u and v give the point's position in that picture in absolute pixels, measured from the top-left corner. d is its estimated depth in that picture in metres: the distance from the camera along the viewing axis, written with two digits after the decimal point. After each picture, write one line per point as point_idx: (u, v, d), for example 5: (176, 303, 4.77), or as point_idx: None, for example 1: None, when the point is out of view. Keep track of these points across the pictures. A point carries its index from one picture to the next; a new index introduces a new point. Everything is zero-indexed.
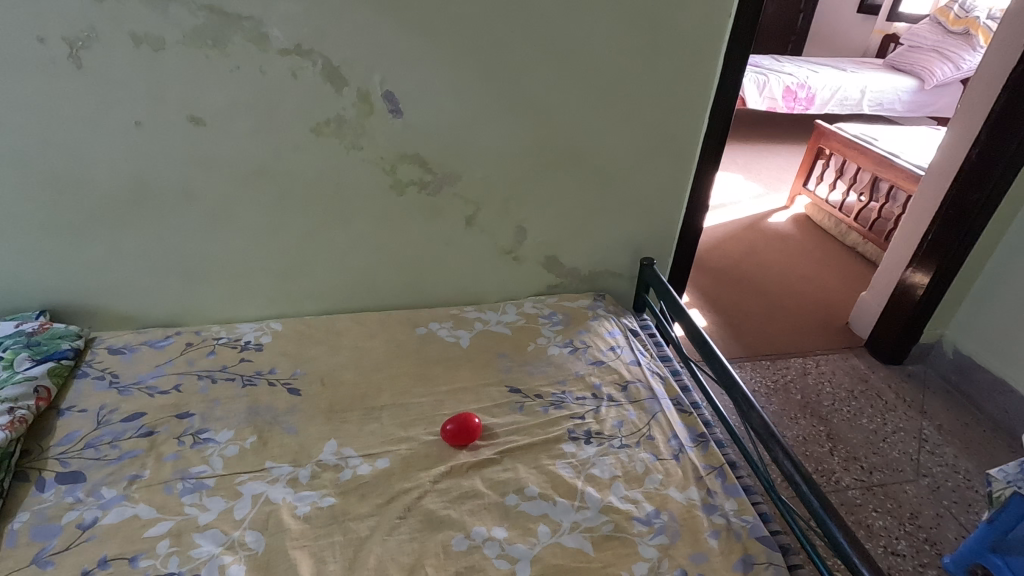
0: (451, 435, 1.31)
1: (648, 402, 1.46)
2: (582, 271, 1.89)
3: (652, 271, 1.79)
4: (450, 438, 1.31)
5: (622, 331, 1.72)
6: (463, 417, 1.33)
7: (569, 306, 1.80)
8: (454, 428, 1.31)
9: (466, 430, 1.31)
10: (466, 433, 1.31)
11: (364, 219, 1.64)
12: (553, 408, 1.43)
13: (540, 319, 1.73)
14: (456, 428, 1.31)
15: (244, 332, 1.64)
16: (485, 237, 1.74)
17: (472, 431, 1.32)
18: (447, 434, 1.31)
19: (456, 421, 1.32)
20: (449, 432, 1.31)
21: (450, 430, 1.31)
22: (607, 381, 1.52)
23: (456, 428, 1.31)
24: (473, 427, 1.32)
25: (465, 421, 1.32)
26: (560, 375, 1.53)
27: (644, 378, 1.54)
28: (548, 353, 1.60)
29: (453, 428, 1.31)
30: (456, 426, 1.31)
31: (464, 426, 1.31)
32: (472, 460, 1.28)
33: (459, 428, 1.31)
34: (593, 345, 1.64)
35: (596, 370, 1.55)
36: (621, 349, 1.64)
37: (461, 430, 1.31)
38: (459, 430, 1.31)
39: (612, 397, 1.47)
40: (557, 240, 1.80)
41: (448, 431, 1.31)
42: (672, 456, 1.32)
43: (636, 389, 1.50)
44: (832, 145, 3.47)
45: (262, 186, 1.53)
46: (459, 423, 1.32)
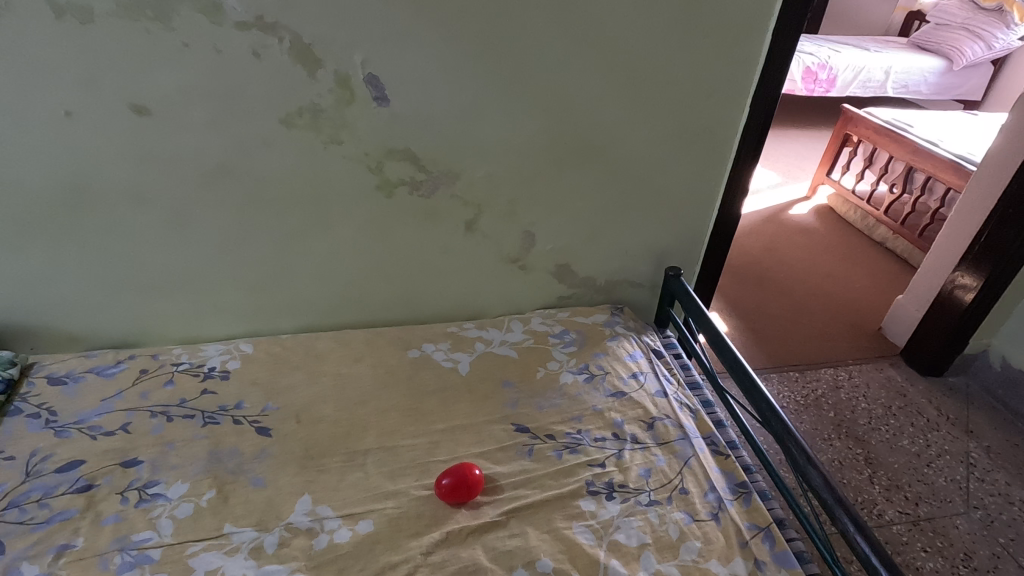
0: (446, 492, 1.09)
1: (679, 445, 1.25)
2: (599, 280, 1.66)
3: (679, 282, 1.55)
4: (443, 494, 1.10)
5: (645, 353, 1.50)
6: (463, 470, 1.11)
7: (583, 322, 1.57)
8: (450, 485, 1.09)
9: (465, 488, 1.10)
10: (465, 492, 1.09)
11: (346, 224, 1.40)
12: (568, 453, 1.21)
13: (551, 338, 1.51)
14: (454, 484, 1.09)
15: (209, 356, 1.41)
16: (488, 244, 1.51)
17: (473, 490, 1.10)
18: (441, 491, 1.10)
19: (454, 475, 1.10)
20: (443, 488, 1.10)
21: (445, 486, 1.09)
22: (630, 418, 1.30)
23: (452, 485, 1.09)
24: (475, 484, 1.11)
25: (466, 478, 1.10)
26: (574, 410, 1.31)
27: (673, 414, 1.32)
28: (559, 382, 1.38)
29: (449, 484, 1.09)
30: (453, 481, 1.10)
31: (463, 483, 1.10)
32: (474, 524, 1.06)
33: (456, 484, 1.09)
34: (611, 371, 1.42)
35: (617, 404, 1.33)
36: (645, 376, 1.42)
37: (459, 487, 1.09)
38: (457, 488, 1.09)
39: (636, 438, 1.25)
40: (570, 247, 1.57)
41: (443, 487, 1.10)
42: (711, 516, 1.11)
43: (664, 427, 1.28)
44: (860, 131, 3.21)
45: (226, 187, 1.29)
46: (458, 478, 1.10)
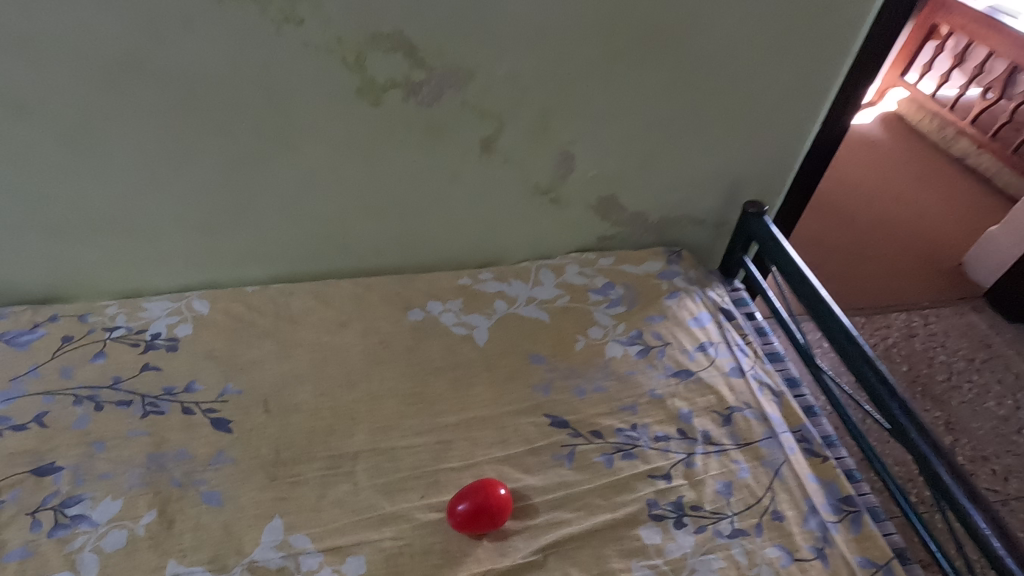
0: (461, 522, 0.81)
1: (766, 448, 0.95)
2: (651, 218, 1.29)
3: (764, 224, 1.18)
4: (457, 524, 0.82)
5: (714, 315, 1.17)
6: (484, 489, 0.82)
7: (631, 273, 1.23)
8: (467, 512, 0.81)
9: (488, 515, 0.81)
10: (489, 522, 0.81)
11: (319, 144, 1.03)
12: (621, 459, 0.92)
13: (592, 295, 1.18)
14: (472, 511, 0.81)
15: (153, 318, 1.09)
16: (510, 171, 1.14)
17: (499, 518, 0.82)
18: (454, 519, 0.82)
19: (474, 498, 0.82)
20: (458, 515, 0.81)
21: (461, 512, 0.81)
22: (700, 409, 1.00)
23: (470, 513, 0.81)
24: (501, 508, 0.82)
25: (489, 501, 0.81)
26: (626, 398, 1.01)
27: (754, 403, 1.02)
28: (604, 357, 1.07)
29: (466, 511, 0.81)
30: (472, 507, 0.81)
31: (486, 510, 0.81)
32: (502, 566, 0.80)
33: (475, 513, 0.81)
34: (672, 342, 1.10)
35: (681, 388, 1.02)
36: (715, 348, 1.10)
37: (479, 516, 0.81)
38: (476, 517, 0.81)
39: (709, 438, 0.96)
40: (617, 174, 1.20)
41: (456, 514, 0.82)
42: (815, 553, 0.83)
43: (744, 421, 0.98)
44: (953, 22, 2.61)
45: (143, 89, 0.91)
46: (478, 503, 0.81)
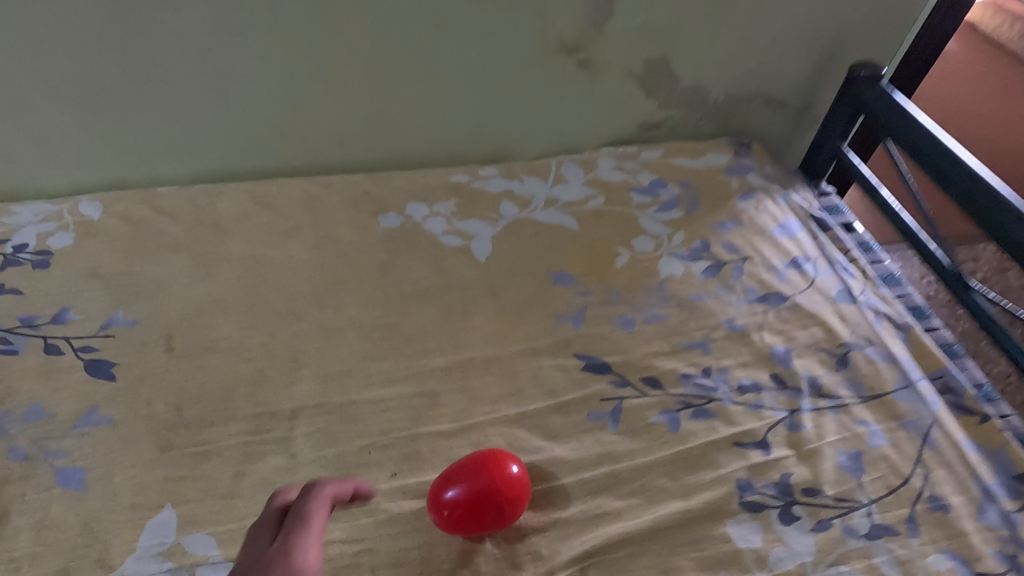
0: (450, 516, 0.51)
1: (905, 403, 0.64)
2: (712, 96, 0.95)
3: (880, 89, 0.82)
4: (444, 519, 0.51)
5: (806, 222, 0.84)
6: (492, 464, 0.52)
7: (688, 168, 0.90)
8: (462, 500, 0.51)
9: (496, 507, 0.51)
10: (495, 518, 0.51)
11: None
12: (691, 419, 0.62)
13: (636, 196, 0.86)
14: (471, 500, 0.51)
15: (20, 224, 0.77)
16: (520, 11, 0.81)
17: (512, 513, 0.51)
18: (440, 511, 0.51)
19: (474, 478, 0.51)
20: (447, 505, 0.51)
21: (452, 501, 0.51)
22: (801, 347, 0.68)
23: (468, 503, 0.51)
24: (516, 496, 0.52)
25: (497, 484, 0.51)
26: (693, 331, 0.70)
27: (875, 338, 0.70)
28: (658, 277, 0.75)
29: (461, 499, 0.51)
30: (470, 494, 0.51)
31: (492, 499, 0.51)
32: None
33: (475, 502, 0.51)
34: (751, 256, 0.78)
35: (770, 318, 0.71)
36: (812, 264, 0.78)
37: (481, 508, 0.51)
38: (477, 509, 0.51)
39: (819, 388, 0.65)
40: (672, 25, 0.85)
41: (443, 504, 0.51)
42: (1005, 564, 0.53)
43: (865, 364, 0.67)
44: None
45: None
46: (481, 488, 0.51)
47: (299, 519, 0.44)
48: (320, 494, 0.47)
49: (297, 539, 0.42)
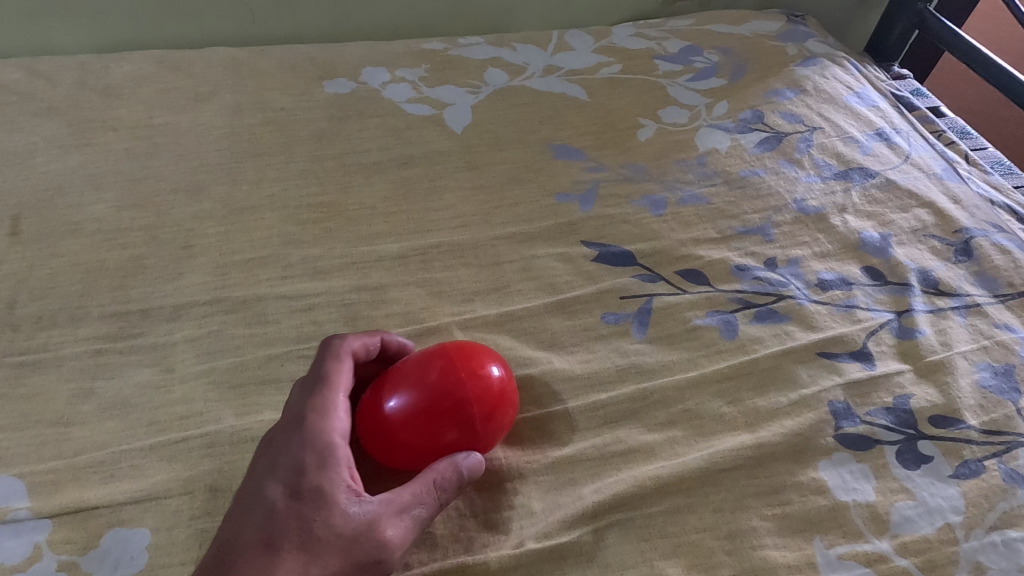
0: (384, 444, 0.32)
1: None
2: None
3: None
4: (377, 453, 0.33)
5: (887, 94, 0.64)
6: (457, 359, 0.33)
7: (729, 34, 0.70)
8: (403, 418, 0.32)
9: (459, 427, 0.32)
10: (460, 445, 0.32)
11: None
12: (753, 323, 0.42)
13: (663, 64, 0.66)
14: (415, 417, 0.31)
15: None
16: None
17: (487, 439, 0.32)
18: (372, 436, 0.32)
19: (427, 382, 0.32)
20: (382, 427, 0.32)
21: (387, 421, 0.32)
22: (902, 232, 0.49)
23: (415, 424, 0.32)
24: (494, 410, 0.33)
25: (462, 387, 0.32)
26: (748, 213, 0.50)
27: (1004, 224, 0.50)
28: (696, 152, 0.55)
29: (404, 414, 0.32)
30: (419, 406, 0.32)
31: (452, 413, 0.32)
32: (492, 565, 0.31)
33: (428, 421, 0.31)
34: (822, 126, 0.58)
35: (855, 198, 0.51)
36: (904, 139, 0.58)
37: (434, 428, 0.32)
38: (428, 431, 0.32)
39: (935, 285, 0.45)
40: None
41: (374, 429, 0.32)
42: None
43: (997, 254, 0.47)
44: None
45: None
46: (437, 397, 0.32)
47: (312, 383, 0.33)
48: (336, 348, 0.34)
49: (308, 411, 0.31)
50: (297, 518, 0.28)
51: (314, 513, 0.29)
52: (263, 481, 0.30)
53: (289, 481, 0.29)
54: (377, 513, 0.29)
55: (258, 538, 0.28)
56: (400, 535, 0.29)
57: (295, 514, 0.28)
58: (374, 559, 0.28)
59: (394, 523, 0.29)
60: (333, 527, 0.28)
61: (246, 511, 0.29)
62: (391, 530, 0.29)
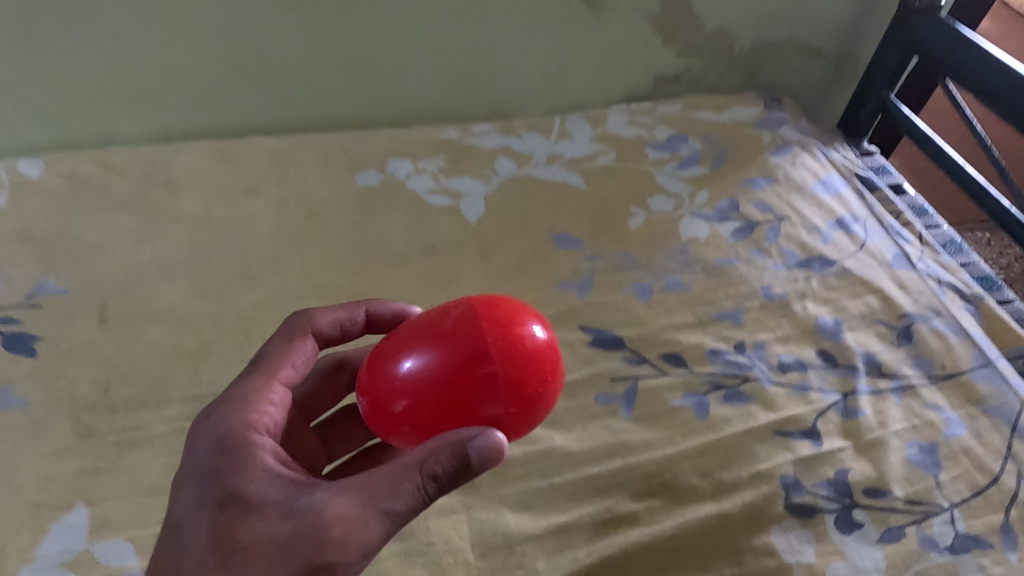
0: (410, 405, 0.34)
1: (985, 384, 0.52)
2: (738, 42, 0.84)
3: (942, 21, 0.71)
4: (399, 416, 0.35)
5: (850, 179, 0.73)
6: (490, 324, 0.35)
7: (711, 122, 0.78)
8: (436, 380, 0.34)
9: (494, 395, 0.34)
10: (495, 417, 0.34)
11: None
12: (722, 403, 0.51)
13: (652, 151, 0.74)
14: (447, 378, 0.34)
15: None
16: None
17: (519, 411, 0.34)
18: (391, 404, 0.35)
19: (456, 347, 0.34)
20: (414, 387, 0.34)
21: (417, 383, 0.34)
22: (852, 318, 0.57)
23: (441, 388, 0.34)
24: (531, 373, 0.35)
25: (495, 351, 0.34)
26: (721, 300, 0.58)
27: (944, 308, 0.59)
28: (679, 239, 0.64)
29: (436, 376, 0.34)
30: (451, 368, 0.34)
31: (484, 381, 0.33)
32: None
33: (459, 386, 0.34)
34: (789, 215, 0.66)
35: (814, 286, 0.59)
36: (862, 226, 0.66)
37: (469, 395, 0.34)
38: (461, 393, 0.34)
39: (879, 366, 0.53)
40: None
41: (399, 394, 0.34)
42: None
43: (934, 339, 0.55)
44: None
45: None
46: (469, 361, 0.34)
47: (246, 380, 0.39)
48: (287, 329, 0.42)
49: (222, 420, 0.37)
50: (220, 528, 0.33)
51: (240, 521, 0.33)
52: (188, 492, 0.35)
53: (209, 489, 0.34)
54: (322, 509, 0.32)
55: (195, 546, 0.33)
56: (350, 529, 0.32)
57: (221, 521, 0.33)
58: (321, 554, 0.31)
59: (343, 518, 0.32)
60: (266, 530, 0.32)
61: (182, 527, 0.34)
62: (340, 527, 0.32)
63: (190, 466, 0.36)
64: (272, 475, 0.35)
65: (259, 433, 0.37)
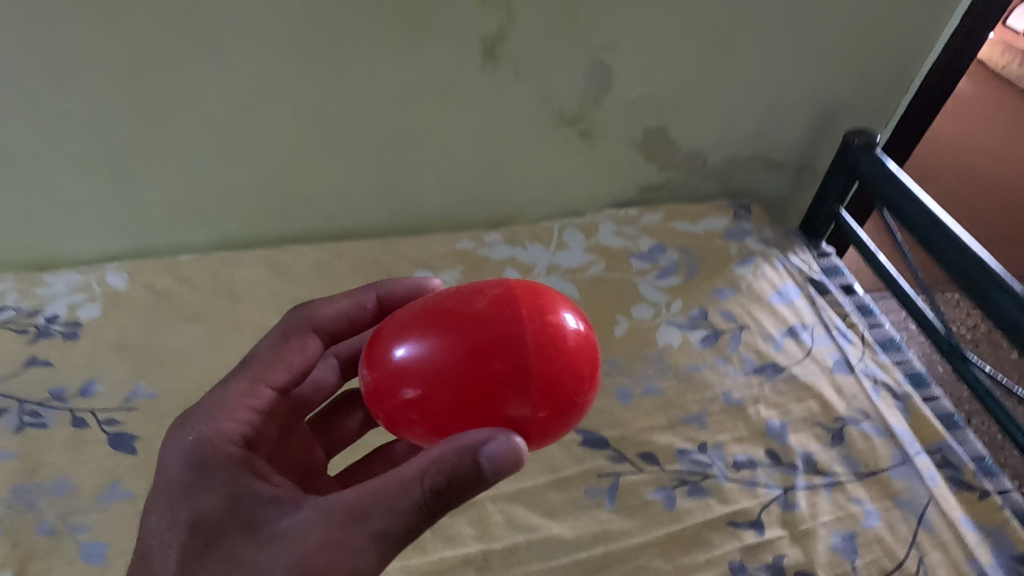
0: (436, 386, 0.40)
1: (900, 480, 0.65)
2: (711, 160, 0.98)
3: (876, 157, 0.84)
4: (420, 401, 0.40)
5: (804, 286, 0.86)
6: (522, 312, 0.41)
7: (687, 233, 0.92)
8: (464, 366, 0.39)
9: (517, 389, 0.39)
10: (519, 416, 0.40)
11: (252, 44, 0.74)
12: (686, 497, 0.63)
13: (635, 261, 0.88)
14: (476, 362, 0.39)
15: (52, 295, 0.83)
16: (525, 90, 0.83)
17: (541, 406, 0.40)
18: (408, 390, 0.41)
19: (483, 333, 0.40)
20: (438, 373, 0.40)
21: (448, 367, 0.40)
22: (796, 421, 0.70)
23: (463, 374, 0.40)
24: (569, 373, 0.41)
25: (522, 340, 0.40)
26: (689, 404, 0.71)
27: (874, 411, 0.71)
28: (656, 347, 0.77)
29: (464, 361, 0.40)
30: (477, 352, 0.40)
31: (506, 376, 0.39)
32: None
33: (483, 371, 0.39)
34: (749, 325, 0.79)
35: (767, 391, 0.72)
36: (810, 333, 0.79)
37: (492, 387, 0.39)
38: (485, 379, 0.39)
39: (815, 465, 0.66)
40: (667, 100, 0.89)
41: (422, 384, 0.40)
42: None
43: (862, 440, 0.68)
44: None
45: None
46: (493, 351, 0.40)
47: (237, 392, 0.51)
48: (286, 332, 0.55)
49: (192, 436, 0.47)
50: (200, 543, 0.43)
51: (225, 538, 0.42)
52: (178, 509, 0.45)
53: (195, 507, 0.44)
54: (300, 532, 0.41)
55: (187, 556, 0.43)
56: (324, 547, 0.40)
57: (202, 535, 0.43)
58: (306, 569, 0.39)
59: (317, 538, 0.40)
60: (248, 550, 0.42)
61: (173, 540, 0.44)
62: (319, 551, 0.40)
63: (176, 482, 0.46)
64: (245, 495, 0.44)
65: (227, 447, 0.47)
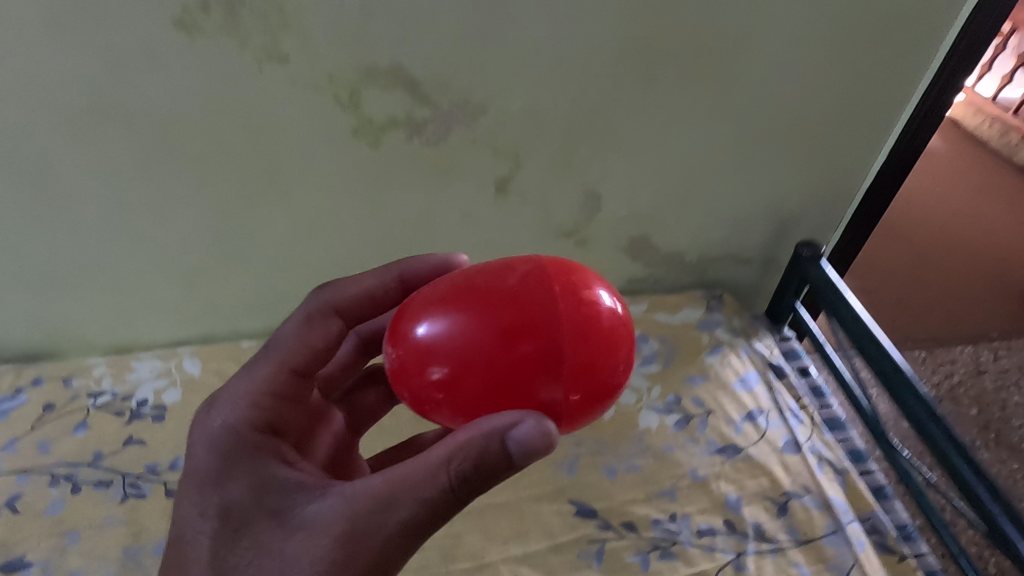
0: (468, 361, 0.46)
1: (831, 546, 0.81)
2: (688, 258, 1.16)
3: (820, 267, 1.01)
4: (453, 376, 0.46)
5: (764, 373, 1.02)
6: (557, 294, 0.47)
7: (666, 324, 1.09)
8: (495, 343, 0.45)
9: (545, 369, 0.45)
10: (549, 396, 0.46)
11: (313, 189, 0.92)
12: (658, 559, 0.79)
13: None
14: (505, 343, 0.45)
15: (140, 381, 1.00)
16: (529, 212, 1.01)
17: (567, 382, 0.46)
18: (437, 368, 0.47)
19: (511, 313, 0.46)
20: (468, 348, 0.46)
21: (482, 347, 0.46)
22: (749, 495, 0.86)
23: (489, 351, 0.45)
24: (604, 354, 0.47)
25: (552, 326, 0.45)
26: (663, 480, 0.88)
27: (815, 486, 0.87)
28: (637, 429, 0.94)
29: (491, 339, 0.45)
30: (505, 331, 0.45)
31: (535, 356, 0.45)
32: None
33: (510, 351, 0.45)
34: (715, 410, 0.96)
35: (727, 469, 0.89)
36: (766, 417, 0.96)
37: (522, 365, 0.45)
38: (515, 356, 0.45)
39: (763, 533, 0.82)
40: (648, 215, 1.07)
41: (457, 362, 0.46)
42: None
43: (803, 511, 0.84)
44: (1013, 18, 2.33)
45: (112, 134, 0.81)
46: (522, 330, 0.45)
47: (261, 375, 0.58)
48: (311, 321, 0.62)
49: (218, 423, 0.55)
50: (231, 527, 0.50)
51: (257, 523, 0.49)
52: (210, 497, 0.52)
53: (227, 495, 0.51)
54: (320, 519, 0.47)
55: (221, 540, 0.50)
56: (342, 532, 0.46)
57: (235, 519, 0.50)
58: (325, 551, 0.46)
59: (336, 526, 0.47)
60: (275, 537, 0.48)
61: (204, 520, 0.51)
62: (335, 535, 0.46)
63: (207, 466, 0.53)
64: (275, 484, 0.51)
65: (252, 436, 0.55)
